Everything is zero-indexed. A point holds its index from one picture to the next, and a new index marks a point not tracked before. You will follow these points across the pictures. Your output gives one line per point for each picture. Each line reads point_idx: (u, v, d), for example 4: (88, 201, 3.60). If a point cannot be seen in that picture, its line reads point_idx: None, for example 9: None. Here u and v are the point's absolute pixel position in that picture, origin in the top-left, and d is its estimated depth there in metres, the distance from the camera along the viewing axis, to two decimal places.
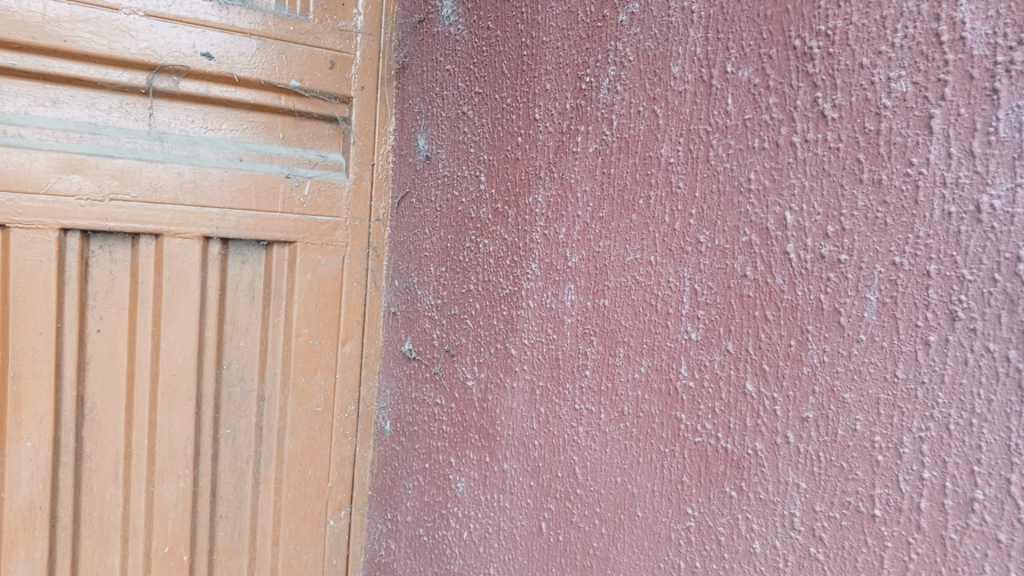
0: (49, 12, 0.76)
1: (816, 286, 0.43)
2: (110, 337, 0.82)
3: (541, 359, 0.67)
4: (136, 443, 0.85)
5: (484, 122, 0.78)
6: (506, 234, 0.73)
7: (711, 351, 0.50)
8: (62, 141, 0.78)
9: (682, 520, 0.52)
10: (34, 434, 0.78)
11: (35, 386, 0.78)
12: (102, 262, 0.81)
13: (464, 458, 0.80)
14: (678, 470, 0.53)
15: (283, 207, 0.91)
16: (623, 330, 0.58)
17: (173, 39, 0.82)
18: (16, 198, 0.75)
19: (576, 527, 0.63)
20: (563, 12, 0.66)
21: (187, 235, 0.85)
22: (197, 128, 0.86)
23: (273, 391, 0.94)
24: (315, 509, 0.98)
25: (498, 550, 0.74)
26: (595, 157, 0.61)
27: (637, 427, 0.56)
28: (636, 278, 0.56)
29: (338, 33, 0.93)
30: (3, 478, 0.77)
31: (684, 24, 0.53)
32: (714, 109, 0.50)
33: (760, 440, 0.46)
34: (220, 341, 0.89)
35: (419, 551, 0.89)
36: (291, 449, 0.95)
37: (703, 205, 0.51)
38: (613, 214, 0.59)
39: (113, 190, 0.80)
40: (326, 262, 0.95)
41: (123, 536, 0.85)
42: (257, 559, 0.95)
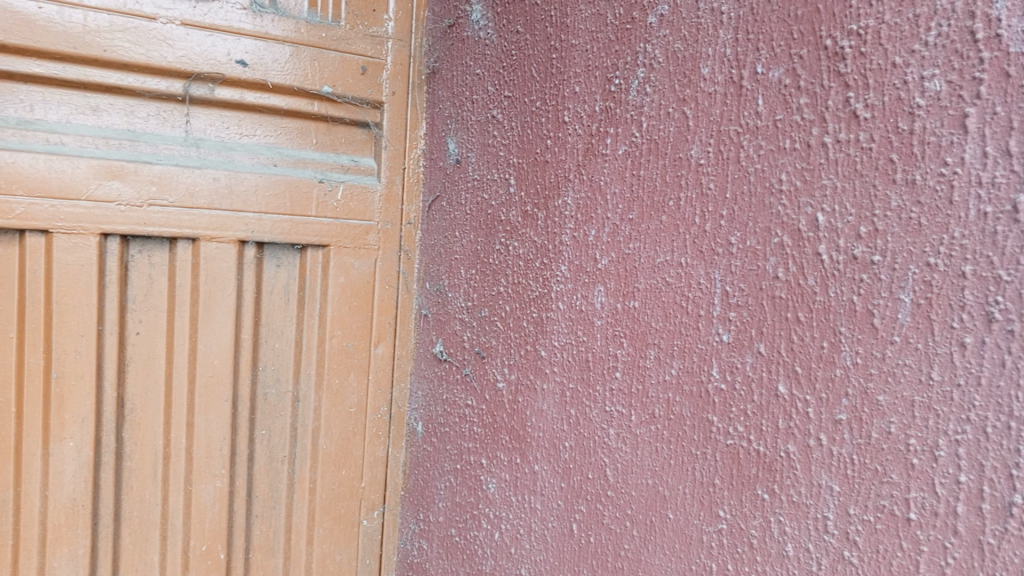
0: (90, 23, 0.78)
1: (848, 287, 0.43)
2: (149, 340, 0.84)
3: (571, 361, 0.67)
4: (175, 443, 0.86)
5: (514, 125, 0.79)
6: (535, 236, 0.74)
7: (743, 353, 0.50)
8: (102, 148, 0.80)
9: (714, 522, 0.52)
10: (77, 434, 0.80)
11: (77, 387, 0.80)
12: (141, 265, 0.83)
13: (495, 459, 0.81)
14: (709, 472, 0.52)
15: (316, 211, 0.92)
16: (653, 332, 0.58)
17: (209, 48, 0.84)
18: (59, 204, 0.77)
19: (607, 529, 0.63)
20: (592, 15, 0.66)
21: (224, 239, 0.86)
22: (232, 134, 0.88)
23: (307, 392, 0.95)
24: (349, 509, 0.99)
25: (529, 551, 0.74)
26: (625, 159, 0.61)
27: (668, 429, 0.56)
28: (667, 279, 0.56)
29: (370, 39, 0.94)
30: (47, 477, 0.79)
31: (714, 25, 0.53)
32: (745, 110, 0.50)
33: (793, 442, 0.46)
34: (255, 343, 0.91)
35: (451, 551, 0.90)
36: (325, 449, 0.96)
37: (734, 206, 0.51)
38: (643, 216, 0.59)
39: (151, 195, 0.82)
40: (358, 265, 0.96)
41: (162, 534, 0.87)
42: (292, 558, 0.96)
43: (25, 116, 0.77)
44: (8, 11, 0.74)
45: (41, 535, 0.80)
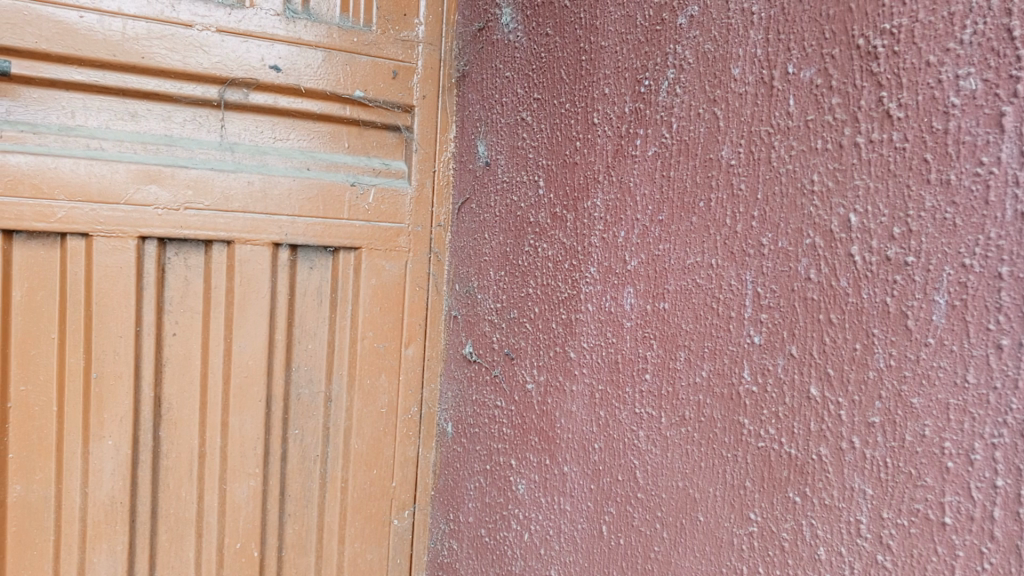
0: (128, 31, 0.79)
1: (881, 288, 0.43)
2: (185, 340, 0.86)
3: (600, 362, 0.68)
4: (210, 442, 0.88)
5: (543, 127, 0.79)
6: (564, 238, 0.74)
7: (775, 355, 0.49)
8: (140, 153, 0.82)
9: (744, 525, 0.52)
10: (115, 433, 0.82)
11: (116, 386, 0.82)
12: (178, 268, 0.85)
13: (524, 460, 0.81)
14: (740, 475, 0.52)
15: (348, 214, 0.93)
16: (683, 334, 0.57)
17: (243, 54, 0.85)
18: (98, 207, 0.79)
19: (637, 531, 0.63)
20: (622, 17, 0.66)
21: (258, 241, 0.88)
22: (266, 139, 0.89)
23: (339, 392, 0.96)
24: (380, 508, 1.00)
25: (559, 552, 0.74)
26: (655, 160, 0.61)
27: (698, 431, 0.56)
28: (697, 281, 0.56)
29: (400, 43, 0.95)
30: (87, 475, 0.81)
31: (744, 26, 0.53)
32: (776, 110, 0.50)
33: (825, 445, 0.46)
34: (289, 344, 0.92)
35: (480, 551, 0.90)
36: (356, 448, 0.97)
37: (765, 207, 0.50)
38: (673, 217, 0.59)
39: (187, 199, 0.83)
40: (389, 267, 0.97)
41: (198, 532, 0.88)
42: (324, 556, 0.97)
43: (67, 123, 0.79)
44: (51, 21, 0.76)
45: (81, 532, 0.82)
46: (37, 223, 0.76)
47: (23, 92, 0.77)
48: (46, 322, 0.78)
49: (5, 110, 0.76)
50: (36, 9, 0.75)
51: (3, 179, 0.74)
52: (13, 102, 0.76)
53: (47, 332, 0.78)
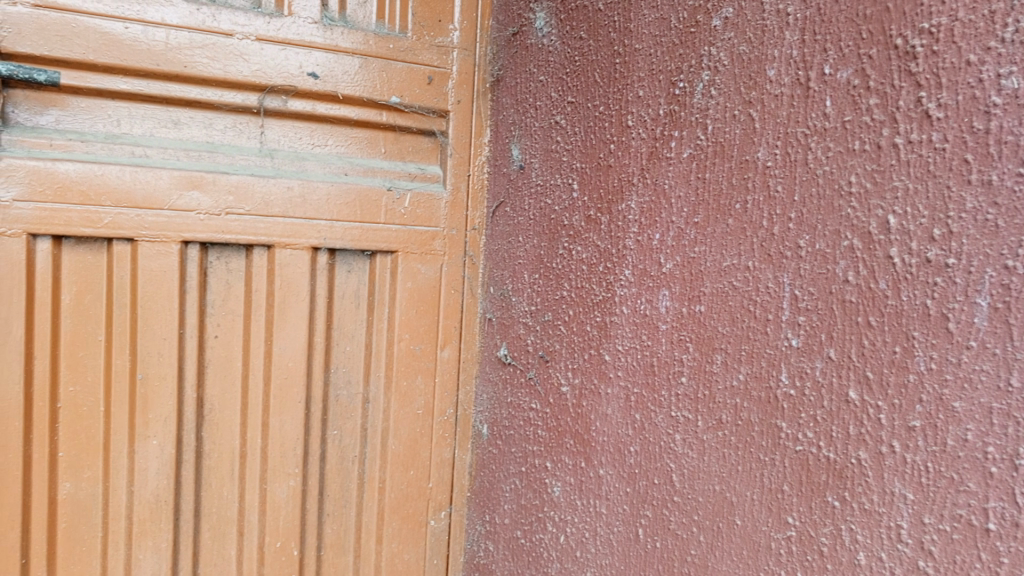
0: (171, 41, 0.81)
1: (921, 291, 0.42)
2: (227, 343, 0.88)
3: (635, 365, 0.67)
4: (251, 443, 0.90)
5: (577, 130, 0.79)
6: (598, 240, 0.74)
7: (813, 358, 0.49)
8: (183, 160, 0.84)
9: (783, 529, 0.51)
10: (160, 432, 0.84)
11: (160, 388, 0.84)
12: (220, 271, 0.87)
13: (560, 463, 0.81)
14: (777, 479, 0.52)
15: (385, 218, 0.94)
16: (720, 337, 0.57)
17: (282, 61, 0.87)
18: (143, 213, 0.81)
19: (674, 534, 0.63)
20: (656, 19, 0.66)
21: (297, 246, 0.89)
22: (305, 145, 0.91)
23: (377, 394, 0.97)
24: (417, 509, 1.01)
25: (595, 554, 0.74)
26: (690, 162, 0.61)
27: (736, 435, 0.56)
28: (734, 283, 0.56)
29: (435, 49, 0.96)
30: (132, 474, 0.84)
31: (780, 27, 0.52)
32: (813, 112, 0.49)
33: (864, 449, 0.45)
34: (328, 346, 0.94)
35: (517, 553, 0.91)
36: (393, 449, 0.99)
37: (802, 208, 0.50)
38: (708, 219, 0.59)
39: (229, 204, 0.85)
40: (425, 270, 0.98)
41: (239, 530, 0.90)
42: (362, 556, 0.98)
43: (112, 131, 0.81)
44: (97, 32, 0.78)
45: (127, 529, 0.84)
46: (85, 228, 0.79)
47: (71, 102, 0.79)
48: (94, 325, 0.81)
49: (54, 120, 0.79)
50: (84, 21, 0.77)
51: (53, 186, 0.77)
52: (62, 112, 0.79)
53: (94, 334, 0.81)
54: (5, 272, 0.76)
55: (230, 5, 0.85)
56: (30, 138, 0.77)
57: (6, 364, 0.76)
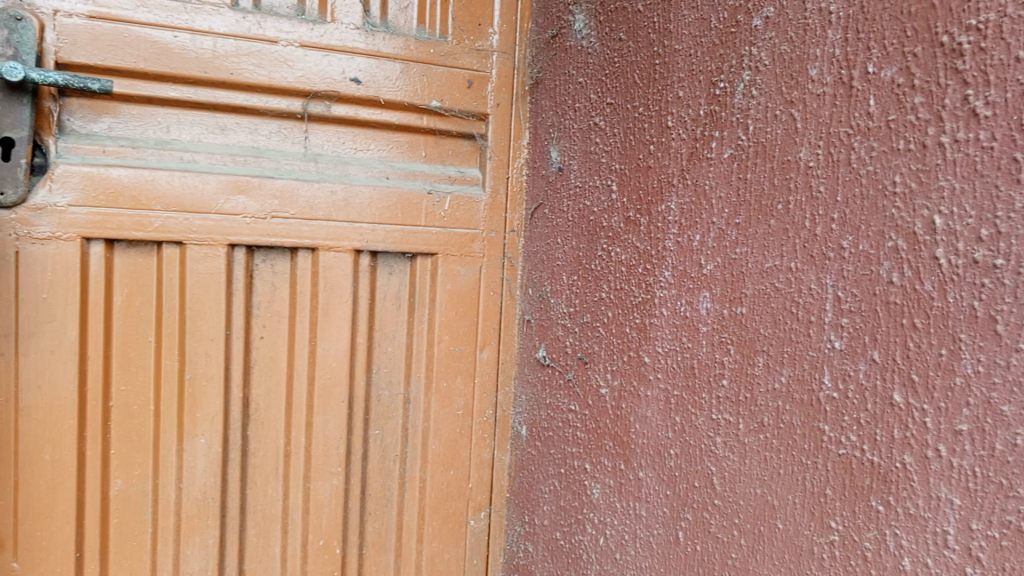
0: (218, 48, 0.83)
1: (968, 292, 0.41)
2: (272, 343, 0.90)
3: (675, 367, 0.67)
4: (295, 442, 0.92)
5: (616, 131, 0.79)
6: (638, 242, 0.74)
7: (856, 360, 0.48)
8: (230, 165, 0.86)
9: (826, 533, 0.51)
10: (207, 431, 0.87)
11: (207, 387, 0.86)
12: (265, 274, 0.89)
13: (599, 465, 0.81)
14: (820, 482, 0.51)
15: (425, 221, 0.96)
16: (761, 339, 0.57)
17: (325, 67, 0.89)
18: (191, 217, 0.83)
19: (714, 538, 0.62)
20: (696, 20, 0.66)
21: (340, 248, 0.91)
22: (348, 149, 0.93)
23: (417, 394, 0.98)
24: (457, 509, 1.02)
25: (634, 557, 0.74)
26: (731, 162, 0.61)
27: (777, 438, 0.55)
28: (776, 285, 0.55)
29: (475, 53, 0.97)
30: (181, 471, 0.86)
31: (822, 26, 0.52)
32: (856, 111, 0.49)
33: (909, 453, 0.45)
34: (369, 347, 0.95)
35: (556, 554, 0.91)
36: (434, 450, 0.99)
37: (845, 209, 0.49)
38: (749, 220, 0.58)
39: (274, 208, 0.87)
40: (464, 272, 0.99)
41: (283, 528, 0.92)
42: (403, 555, 1.00)
43: (162, 137, 0.83)
44: (148, 41, 0.80)
45: (176, 525, 0.86)
46: (136, 232, 0.81)
47: (123, 110, 0.82)
48: (145, 326, 0.83)
49: (107, 127, 0.81)
50: (135, 31, 0.80)
51: (105, 191, 0.80)
52: (114, 119, 0.81)
53: (145, 335, 0.83)
54: (61, 275, 0.78)
55: (275, 13, 0.87)
56: (84, 145, 0.80)
57: (62, 364, 0.79)
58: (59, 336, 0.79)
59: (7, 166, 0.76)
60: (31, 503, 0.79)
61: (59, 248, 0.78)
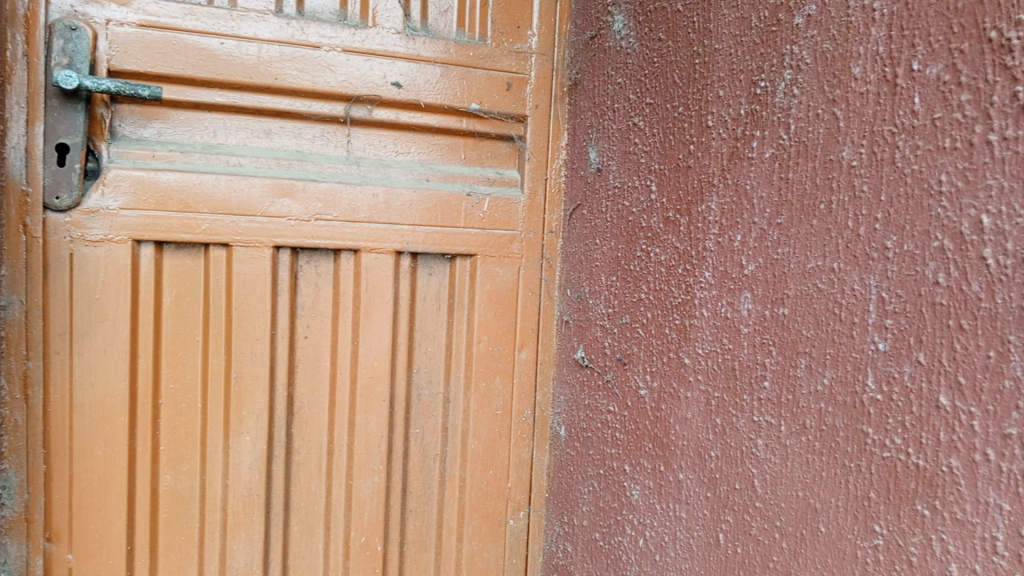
0: (263, 54, 0.85)
1: (1017, 293, 0.41)
2: (316, 343, 0.92)
3: (716, 368, 0.67)
4: (338, 439, 0.93)
5: (656, 131, 0.79)
6: (678, 242, 0.74)
7: (901, 362, 0.47)
8: (275, 168, 0.88)
9: (870, 537, 0.50)
10: (252, 428, 0.89)
11: (253, 386, 0.88)
12: (309, 275, 0.91)
13: (638, 466, 0.81)
14: (864, 486, 0.51)
15: (464, 222, 0.96)
16: (804, 340, 0.56)
17: (367, 72, 0.90)
18: (238, 220, 0.85)
19: (755, 540, 0.62)
20: (736, 19, 0.66)
21: (381, 250, 0.92)
22: (389, 152, 0.94)
23: (457, 394, 0.99)
24: (496, 508, 1.02)
25: (675, 558, 0.74)
26: (772, 162, 0.60)
27: (820, 440, 0.54)
28: (818, 286, 0.55)
29: (514, 55, 0.97)
30: (227, 468, 0.88)
31: (865, 23, 0.51)
32: (900, 109, 0.48)
33: (956, 457, 0.44)
34: (410, 347, 0.96)
35: (596, 555, 0.91)
36: (473, 449, 1.00)
37: (889, 208, 0.49)
38: (792, 220, 0.58)
39: (318, 211, 0.89)
40: (503, 273, 0.99)
41: (326, 524, 0.94)
42: (444, 553, 1.01)
43: (209, 141, 0.86)
44: (196, 48, 0.83)
45: (222, 520, 0.88)
46: (184, 234, 0.83)
47: (172, 115, 0.84)
48: (192, 326, 0.85)
49: (156, 132, 0.84)
50: (183, 38, 0.82)
51: (155, 195, 0.82)
52: (163, 125, 0.84)
53: (192, 335, 0.85)
54: (112, 276, 0.81)
55: (318, 19, 0.88)
56: (135, 150, 0.82)
57: (114, 363, 0.82)
58: (111, 336, 0.82)
59: (62, 171, 0.79)
60: (84, 497, 0.82)
61: (111, 250, 0.81)
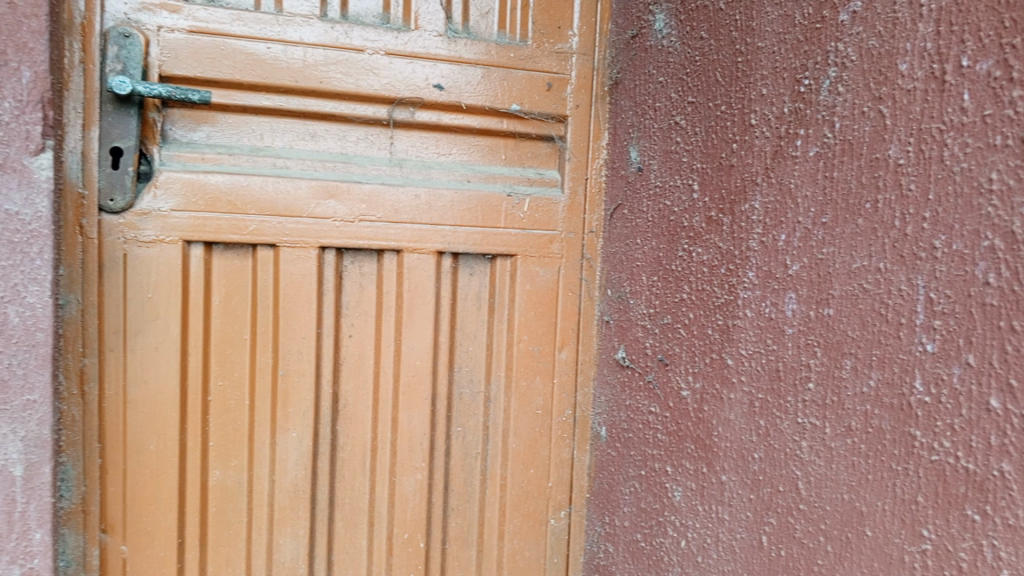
0: (308, 58, 0.87)
1: None
2: (360, 341, 0.93)
3: (759, 369, 0.66)
4: (381, 436, 0.95)
5: (698, 130, 0.78)
6: (721, 242, 0.73)
7: (950, 364, 0.47)
8: (320, 170, 0.89)
9: (917, 542, 0.49)
10: (298, 425, 0.91)
11: (299, 383, 0.90)
12: (354, 275, 0.92)
13: (680, 467, 0.81)
14: (911, 490, 0.50)
15: (505, 222, 0.97)
16: (849, 341, 0.55)
17: (409, 74, 0.91)
18: (284, 221, 0.87)
19: (800, 543, 0.61)
20: (780, 17, 0.65)
21: (423, 250, 0.94)
22: (431, 154, 0.95)
23: (498, 393, 1.00)
24: (537, 507, 1.03)
25: (717, 560, 0.73)
26: (816, 161, 0.59)
27: (866, 443, 0.54)
28: (864, 286, 0.54)
29: (555, 56, 0.98)
30: (274, 464, 0.90)
31: (913, 19, 0.50)
32: (949, 106, 0.47)
33: (1007, 461, 0.43)
34: (451, 346, 0.97)
35: (637, 556, 0.90)
36: (514, 448, 1.01)
37: (937, 207, 0.48)
38: (837, 219, 0.57)
39: (362, 212, 0.90)
40: (543, 272, 1.00)
41: (370, 521, 0.95)
42: (485, 551, 1.01)
43: (257, 144, 0.88)
44: (243, 53, 0.85)
45: (269, 515, 0.90)
46: (233, 235, 0.86)
47: (220, 119, 0.86)
48: (240, 324, 0.88)
49: (205, 136, 0.86)
50: (231, 44, 0.84)
51: (205, 197, 0.84)
52: (212, 128, 0.86)
53: (240, 333, 0.88)
54: (164, 276, 0.84)
55: (361, 22, 0.90)
56: (185, 153, 0.85)
57: (165, 360, 0.84)
58: (163, 334, 0.84)
59: (116, 174, 0.81)
60: (138, 491, 0.85)
61: (162, 251, 0.83)
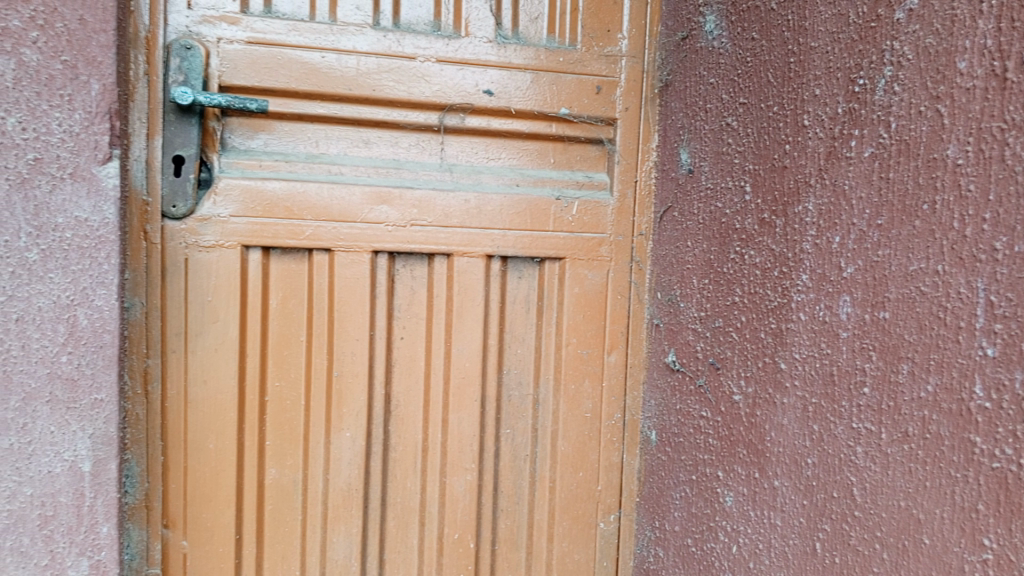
0: (362, 67, 0.89)
1: None
2: (411, 343, 0.95)
3: (813, 374, 0.65)
4: (432, 438, 0.96)
5: (749, 131, 0.78)
6: (773, 244, 0.72)
7: (1012, 369, 0.45)
8: (373, 176, 0.91)
9: (978, 551, 0.48)
10: (352, 425, 0.92)
11: (353, 384, 0.92)
12: (405, 278, 0.94)
13: (732, 473, 0.80)
14: (971, 498, 0.49)
15: (554, 226, 0.97)
16: (906, 345, 0.54)
17: (460, 81, 0.93)
18: (338, 226, 0.89)
19: (855, 550, 0.60)
20: (833, 16, 0.64)
21: (473, 254, 0.95)
22: (481, 159, 0.96)
23: (547, 395, 1.00)
24: (586, 510, 1.02)
25: (769, 567, 0.72)
26: (872, 161, 0.58)
27: (923, 449, 0.52)
28: (921, 289, 0.53)
29: (605, 59, 0.98)
30: (327, 463, 0.92)
31: (972, 16, 0.49)
32: (1010, 104, 0.46)
33: None
34: (500, 348, 0.98)
35: (688, 561, 0.90)
36: (563, 450, 1.01)
37: (998, 208, 0.47)
38: (893, 221, 0.56)
39: (413, 217, 0.92)
40: (592, 276, 1.00)
41: (421, 520, 0.97)
42: (534, 553, 1.02)
43: (312, 151, 0.90)
44: (299, 63, 0.87)
45: (323, 513, 0.93)
46: (289, 240, 0.88)
47: (278, 127, 0.89)
48: (297, 326, 0.90)
49: (263, 144, 0.89)
50: (288, 54, 0.87)
51: (262, 203, 0.87)
52: (269, 136, 0.89)
53: (296, 335, 0.90)
54: (224, 279, 0.86)
55: (413, 30, 0.91)
56: (244, 160, 0.87)
57: (225, 361, 0.87)
58: (222, 335, 0.87)
59: (178, 182, 0.85)
60: (198, 487, 0.87)
61: (222, 255, 0.86)
